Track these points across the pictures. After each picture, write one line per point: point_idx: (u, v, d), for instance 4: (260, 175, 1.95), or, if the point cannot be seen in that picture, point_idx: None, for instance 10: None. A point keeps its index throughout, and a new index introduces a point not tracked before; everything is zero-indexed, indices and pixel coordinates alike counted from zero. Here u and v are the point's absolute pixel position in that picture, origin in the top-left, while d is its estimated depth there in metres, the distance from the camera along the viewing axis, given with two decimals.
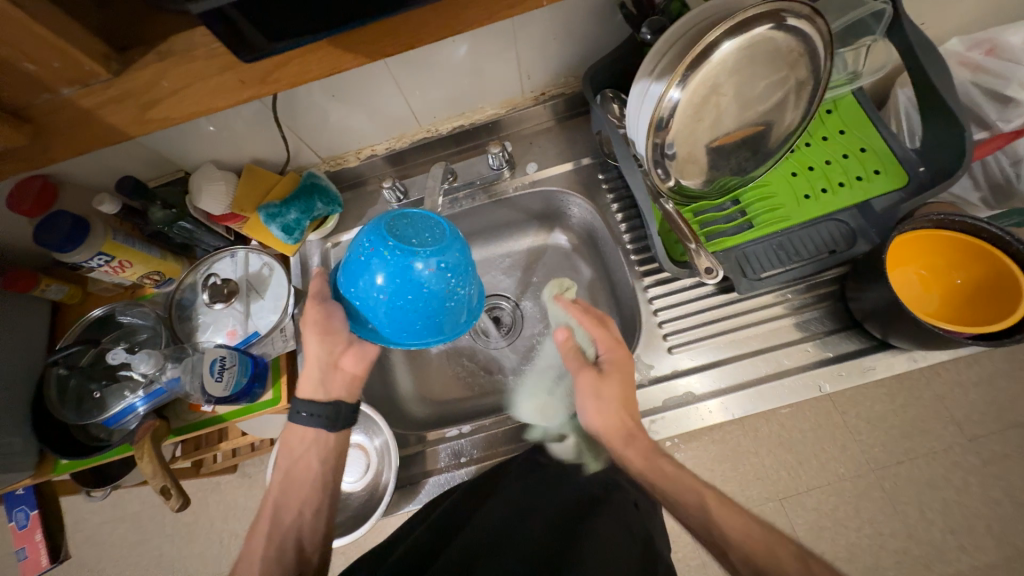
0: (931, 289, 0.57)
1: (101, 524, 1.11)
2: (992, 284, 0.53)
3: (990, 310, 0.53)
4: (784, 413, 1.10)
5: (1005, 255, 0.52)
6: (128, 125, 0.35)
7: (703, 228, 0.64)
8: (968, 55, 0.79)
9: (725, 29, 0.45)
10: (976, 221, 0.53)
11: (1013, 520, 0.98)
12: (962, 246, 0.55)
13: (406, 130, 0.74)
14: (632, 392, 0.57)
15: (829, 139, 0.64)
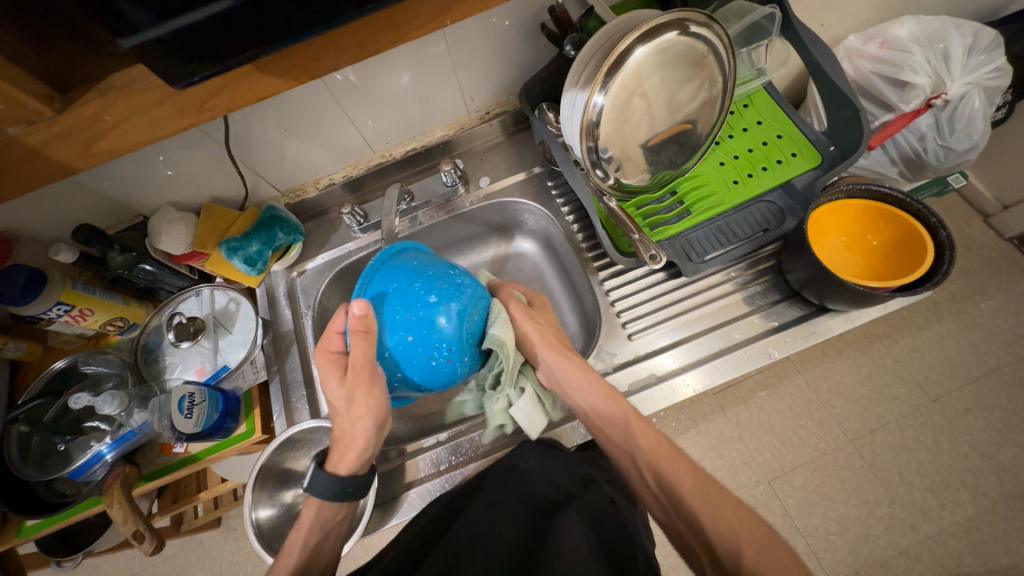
0: (853, 252, 0.63)
1: None
2: (902, 242, 0.59)
3: (904, 264, 0.58)
4: (762, 397, 1.14)
5: (909, 214, 0.58)
6: (74, 159, 0.37)
7: (647, 220, 0.68)
8: (864, 49, 0.89)
9: (635, 37, 0.51)
10: (878, 187, 0.59)
11: (984, 472, 1.03)
12: (873, 212, 0.61)
13: (360, 158, 0.77)
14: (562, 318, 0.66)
15: (751, 129, 0.70)
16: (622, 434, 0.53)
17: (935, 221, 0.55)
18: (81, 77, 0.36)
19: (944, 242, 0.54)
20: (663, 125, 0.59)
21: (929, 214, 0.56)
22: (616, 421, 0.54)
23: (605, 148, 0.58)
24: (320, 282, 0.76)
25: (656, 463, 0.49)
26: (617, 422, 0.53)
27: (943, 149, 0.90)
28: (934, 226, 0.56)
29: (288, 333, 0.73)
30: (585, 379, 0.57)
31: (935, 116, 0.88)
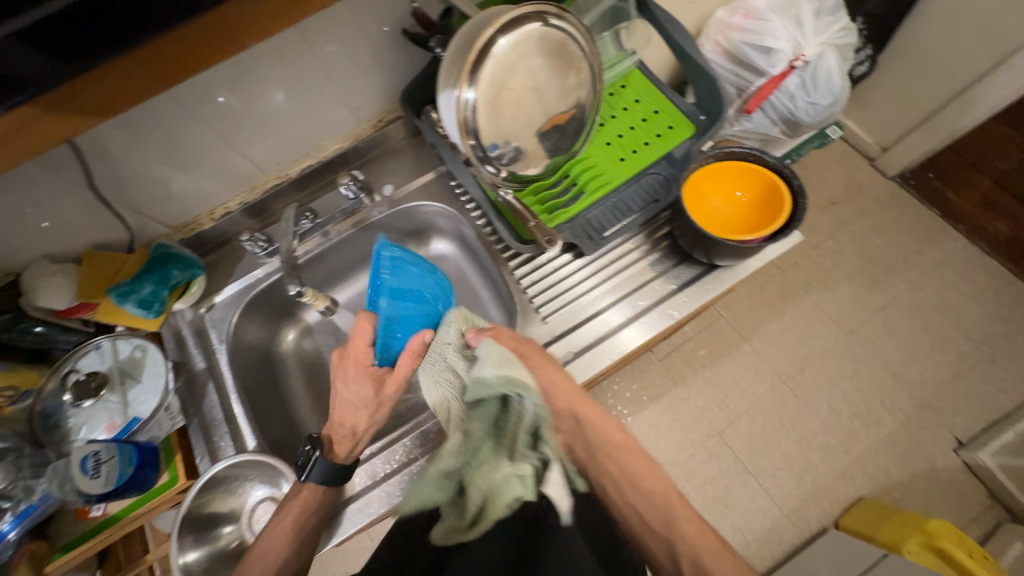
0: (725, 210, 0.67)
1: None
2: (765, 195, 0.64)
3: (769, 212, 0.64)
4: (723, 356, 1.41)
5: (768, 169, 0.63)
6: None
7: (545, 205, 0.70)
8: (732, 21, 0.95)
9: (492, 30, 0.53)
10: (736, 147, 0.64)
11: (893, 389, 1.35)
12: (739, 171, 0.66)
13: (255, 182, 0.75)
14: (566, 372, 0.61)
15: (630, 107, 0.74)
16: (662, 511, 0.59)
17: (788, 171, 0.62)
18: None
19: (797, 190, 0.61)
20: (546, 110, 0.60)
21: (780, 166, 0.62)
22: (653, 492, 0.60)
23: (491, 144, 0.60)
24: (231, 315, 0.73)
25: (699, 557, 0.55)
26: (654, 492, 0.60)
27: (810, 105, 0.99)
28: (788, 176, 0.62)
29: (202, 372, 0.69)
30: (626, 437, 0.63)
31: (800, 76, 0.96)
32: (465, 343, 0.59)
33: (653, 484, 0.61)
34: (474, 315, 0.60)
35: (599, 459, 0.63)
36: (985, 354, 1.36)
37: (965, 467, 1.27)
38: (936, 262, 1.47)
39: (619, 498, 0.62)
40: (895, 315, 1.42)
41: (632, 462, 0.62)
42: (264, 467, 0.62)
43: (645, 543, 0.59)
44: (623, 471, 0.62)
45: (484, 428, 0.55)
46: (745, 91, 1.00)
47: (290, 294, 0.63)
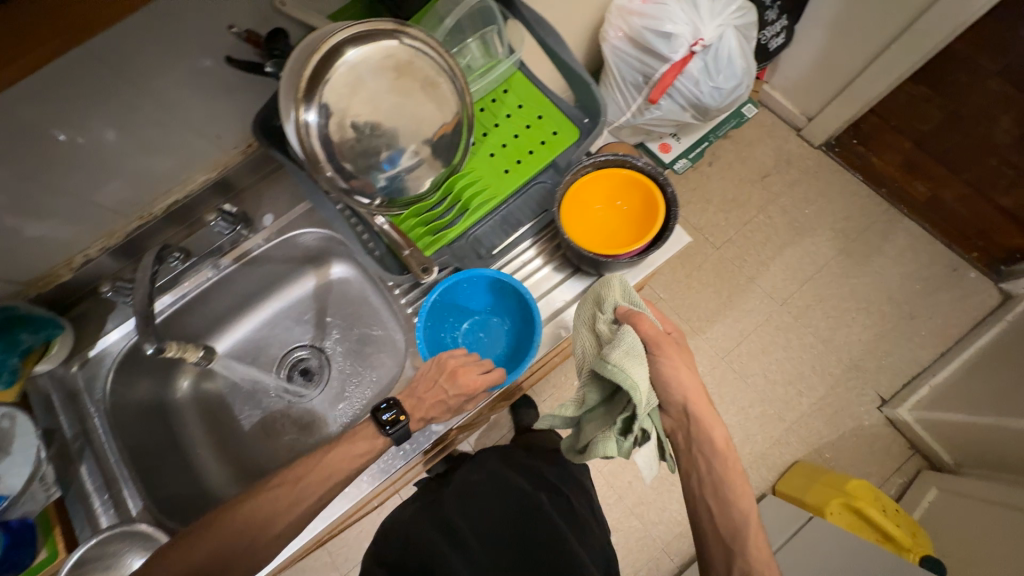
0: (609, 216, 0.67)
1: None
2: (643, 202, 0.65)
3: (646, 217, 0.65)
4: None
5: (645, 175, 0.65)
6: None
7: (428, 227, 0.67)
8: (631, 5, 0.92)
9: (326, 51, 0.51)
10: (609, 154, 0.64)
11: (823, 355, 1.40)
12: (618, 176, 0.66)
13: (113, 226, 0.69)
14: (691, 363, 0.64)
15: (513, 113, 0.70)
16: (736, 521, 0.59)
17: (662, 178, 0.63)
18: None
19: (671, 198, 0.63)
20: (417, 125, 0.56)
21: (655, 173, 0.64)
22: (736, 504, 0.60)
23: (393, 155, 0.57)
24: (105, 370, 0.69)
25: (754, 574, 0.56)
26: (737, 506, 0.59)
27: (714, 90, 0.98)
28: (662, 182, 0.64)
29: (77, 438, 0.65)
30: (728, 449, 0.61)
31: (702, 60, 0.94)
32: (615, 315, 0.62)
33: (733, 499, 0.60)
34: (632, 293, 0.63)
35: (692, 456, 0.63)
36: (906, 313, 1.42)
37: (887, 422, 1.35)
38: (861, 227, 1.50)
39: (696, 494, 0.62)
40: (824, 283, 1.46)
41: (721, 474, 0.60)
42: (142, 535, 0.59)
43: (710, 542, 0.61)
44: (710, 474, 0.61)
45: (599, 395, 0.60)
46: (651, 79, 0.97)
47: (148, 353, 0.58)
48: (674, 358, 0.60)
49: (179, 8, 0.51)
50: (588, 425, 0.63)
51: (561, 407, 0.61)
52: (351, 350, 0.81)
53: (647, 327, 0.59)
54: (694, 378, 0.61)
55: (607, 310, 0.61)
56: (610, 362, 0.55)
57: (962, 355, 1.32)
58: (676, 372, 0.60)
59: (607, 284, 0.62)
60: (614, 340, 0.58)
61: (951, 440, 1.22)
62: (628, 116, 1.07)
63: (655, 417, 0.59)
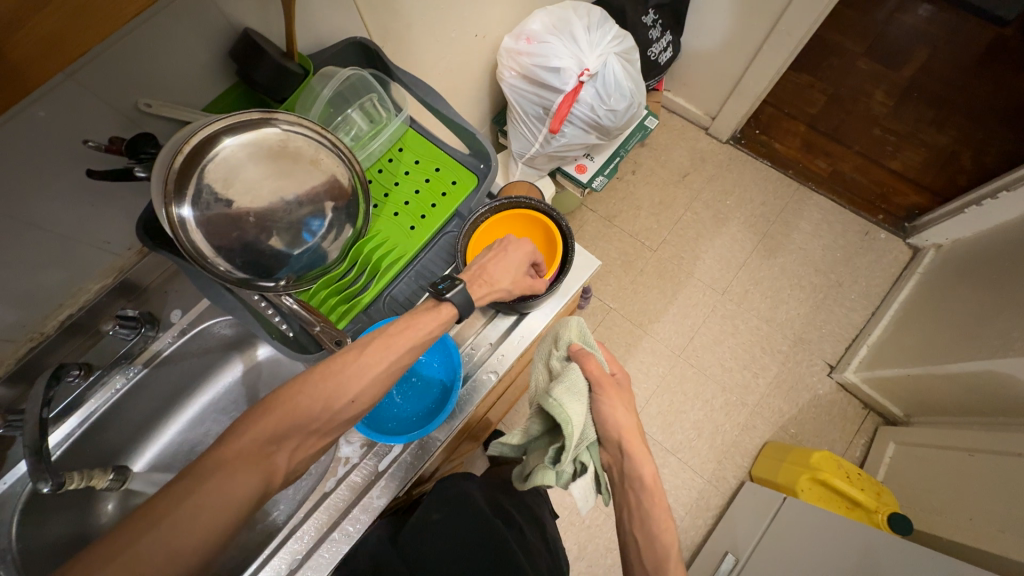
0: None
1: None
2: (543, 239, 0.74)
3: (547, 250, 0.73)
4: (619, 346, 1.47)
5: (541, 212, 0.73)
6: None
7: (340, 296, 0.66)
8: (517, 47, 0.98)
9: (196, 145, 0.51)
10: (501, 200, 0.72)
11: (769, 334, 1.47)
12: (513, 217, 0.75)
13: (1, 354, 0.63)
14: (631, 402, 0.64)
15: (411, 170, 0.72)
16: (656, 551, 0.57)
17: (554, 214, 0.71)
18: None
19: (565, 230, 0.71)
20: (311, 196, 0.55)
21: (549, 210, 0.72)
22: (659, 537, 0.57)
23: (314, 222, 0.56)
24: (9, 515, 0.62)
25: None
26: (659, 540, 0.57)
27: (610, 112, 1.04)
28: (557, 218, 0.72)
29: None
30: (656, 486, 0.59)
31: (592, 87, 1.00)
32: (567, 354, 0.64)
33: (655, 534, 0.57)
34: (587, 333, 0.65)
35: (623, 489, 0.61)
36: (833, 281, 1.52)
37: (839, 387, 1.42)
38: (779, 208, 1.60)
39: (624, 527, 0.60)
40: (757, 266, 1.54)
41: (649, 509, 0.58)
42: None
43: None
44: (639, 507, 0.59)
45: (541, 426, 0.61)
46: (550, 110, 1.02)
47: (45, 492, 0.55)
48: (613, 399, 0.61)
49: (33, 127, 0.49)
50: (533, 454, 0.63)
51: (507, 436, 0.62)
52: None
53: (592, 368, 0.61)
54: (628, 417, 0.61)
55: (561, 347, 0.64)
56: (551, 396, 0.56)
57: (889, 311, 1.42)
58: (613, 410, 0.61)
59: (564, 323, 0.66)
60: (560, 376, 0.59)
61: (896, 394, 1.29)
62: (536, 147, 1.10)
63: (592, 450, 0.60)
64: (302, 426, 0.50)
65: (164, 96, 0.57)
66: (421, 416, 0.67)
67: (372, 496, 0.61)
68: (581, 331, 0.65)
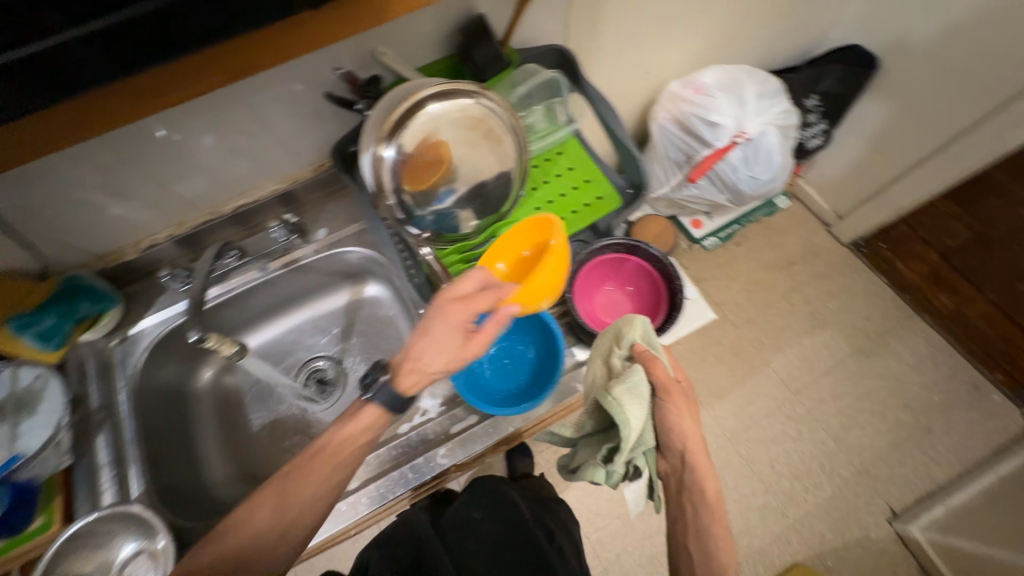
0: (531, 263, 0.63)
1: None
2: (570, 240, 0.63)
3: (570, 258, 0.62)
4: None
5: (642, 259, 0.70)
6: None
7: (468, 265, 0.71)
8: (682, 92, 1.00)
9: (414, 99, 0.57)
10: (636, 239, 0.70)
11: (836, 454, 1.36)
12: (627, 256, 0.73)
13: (185, 217, 0.74)
14: (694, 408, 0.63)
15: (563, 174, 0.76)
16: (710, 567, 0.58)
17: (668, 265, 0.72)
18: None
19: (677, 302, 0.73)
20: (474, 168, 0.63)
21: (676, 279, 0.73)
22: (714, 553, 0.58)
23: (445, 193, 0.63)
24: (141, 349, 0.72)
25: None
26: (714, 555, 0.58)
27: (751, 179, 1.04)
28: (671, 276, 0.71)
29: (99, 410, 0.67)
30: (713, 496, 0.61)
31: (742, 151, 1.01)
32: (630, 353, 0.61)
33: (712, 549, 0.59)
34: (651, 335, 0.63)
35: (679, 499, 0.62)
36: (923, 424, 1.38)
37: (896, 538, 1.28)
38: (883, 329, 1.50)
39: (678, 539, 0.61)
40: (841, 379, 1.44)
41: (704, 526, 0.60)
42: (121, 522, 0.58)
43: None
44: (696, 522, 0.61)
45: (596, 423, 0.61)
46: (692, 159, 1.04)
47: (191, 339, 0.65)
48: (680, 407, 0.60)
49: None
50: (582, 450, 0.63)
51: (560, 426, 0.64)
52: (370, 364, 0.83)
53: (657, 372, 0.59)
54: (689, 426, 0.61)
55: (623, 347, 0.61)
56: (611, 394, 0.55)
57: (980, 481, 1.28)
58: (676, 416, 0.60)
59: (626, 321, 0.63)
60: (622, 376, 0.58)
61: (963, 566, 1.17)
62: (666, 189, 1.13)
63: (646, 451, 0.59)
64: (289, 505, 0.54)
65: (397, 49, 0.65)
66: (505, 397, 0.68)
67: (438, 453, 0.64)
68: (646, 331, 0.63)
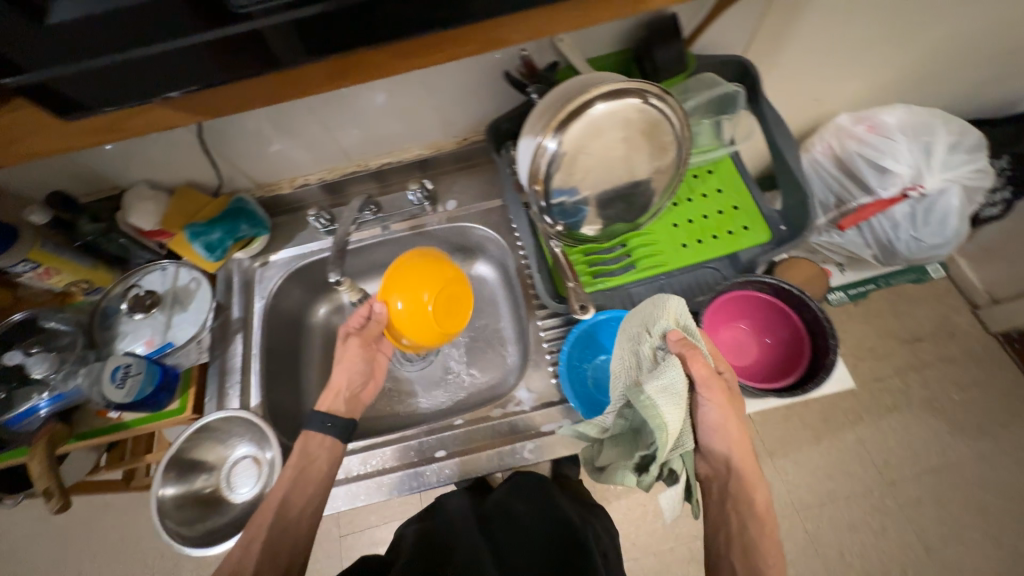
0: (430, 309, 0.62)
1: (93, 518, 1.27)
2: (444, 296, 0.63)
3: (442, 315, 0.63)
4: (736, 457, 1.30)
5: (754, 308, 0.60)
6: (19, 148, 0.39)
7: (591, 268, 0.69)
8: (852, 128, 0.90)
9: (592, 94, 0.54)
10: (775, 284, 0.60)
11: (923, 563, 1.19)
12: (760, 296, 0.62)
13: (336, 164, 0.80)
14: (743, 405, 0.54)
15: (710, 195, 0.71)
16: None
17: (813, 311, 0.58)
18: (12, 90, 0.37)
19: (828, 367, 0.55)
20: (629, 170, 0.60)
21: (830, 336, 0.56)
22: None
23: (558, 188, 0.59)
24: (277, 276, 0.79)
25: None
26: None
27: (914, 240, 0.91)
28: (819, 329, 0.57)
29: (236, 321, 0.75)
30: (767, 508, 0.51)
31: (911, 206, 0.89)
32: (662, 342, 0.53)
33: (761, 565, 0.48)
34: (687, 318, 0.54)
35: (723, 511, 0.53)
36: None
37: None
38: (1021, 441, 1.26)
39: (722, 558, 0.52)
40: (951, 482, 1.24)
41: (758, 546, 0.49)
42: (245, 423, 0.65)
43: None
44: (742, 537, 0.50)
45: (623, 421, 0.54)
46: (845, 204, 0.94)
47: (329, 279, 0.68)
48: (724, 405, 0.52)
49: None
50: (608, 450, 0.56)
51: (584, 426, 0.56)
52: (465, 336, 0.83)
53: (695, 364, 0.51)
54: (739, 431, 0.52)
55: (655, 334, 0.54)
56: (641, 393, 0.48)
57: None
58: (723, 416, 0.52)
59: (658, 305, 0.55)
60: (655, 369, 0.51)
61: None
62: None
63: (684, 452, 0.52)
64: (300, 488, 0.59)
65: (577, 37, 0.64)
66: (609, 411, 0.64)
67: (525, 447, 0.64)
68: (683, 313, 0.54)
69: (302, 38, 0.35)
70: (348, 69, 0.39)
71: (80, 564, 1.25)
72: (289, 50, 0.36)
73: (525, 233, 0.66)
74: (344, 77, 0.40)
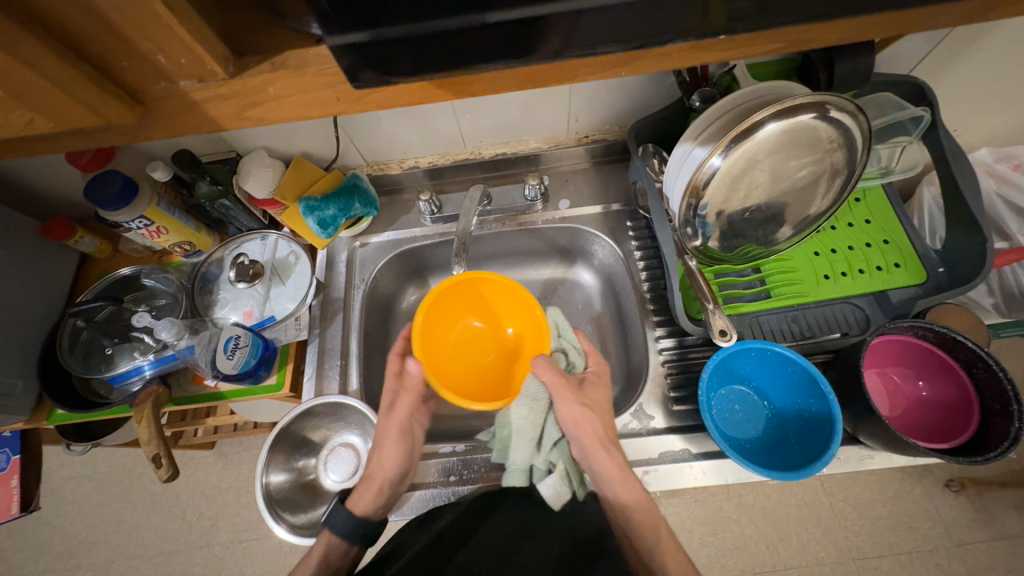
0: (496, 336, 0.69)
1: (133, 469, 1.28)
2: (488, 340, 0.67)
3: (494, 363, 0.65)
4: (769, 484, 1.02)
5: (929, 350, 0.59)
6: (227, 119, 0.35)
7: (721, 290, 0.65)
8: (995, 167, 0.84)
9: (772, 110, 0.46)
10: (949, 333, 0.57)
11: None
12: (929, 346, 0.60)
13: (451, 149, 0.76)
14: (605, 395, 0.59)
15: (857, 225, 0.66)
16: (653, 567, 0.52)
17: (998, 372, 0.53)
18: (257, 46, 0.34)
19: (1012, 436, 0.50)
20: (775, 191, 0.55)
21: (1014, 400, 0.51)
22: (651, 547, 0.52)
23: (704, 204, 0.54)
24: (379, 258, 0.77)
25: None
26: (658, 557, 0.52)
27: None
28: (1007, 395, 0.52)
29: (338, 300, 0.73)
30: (628, 483, 0.54)
31: None
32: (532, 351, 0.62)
33: (631, 514, 0.54)
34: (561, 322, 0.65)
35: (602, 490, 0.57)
36: None
37: None
38: None
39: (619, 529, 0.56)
40: None
41: (629, 504, 0.54)
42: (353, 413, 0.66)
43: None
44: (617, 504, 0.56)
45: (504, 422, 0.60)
46: None
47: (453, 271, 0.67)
48: (570, 402, 0.56)
49: None
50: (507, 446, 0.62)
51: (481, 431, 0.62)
52: None
53: (545, 373, 0.56)
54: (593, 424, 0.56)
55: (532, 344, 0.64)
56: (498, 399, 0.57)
57: None
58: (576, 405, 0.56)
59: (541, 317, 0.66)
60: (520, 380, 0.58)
61: None
62: None
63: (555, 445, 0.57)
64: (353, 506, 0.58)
65: None
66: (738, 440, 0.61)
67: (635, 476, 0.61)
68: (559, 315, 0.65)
69: (413, 58, 0.32)
70: (632, 62, 0.35)
71: (114, 512, 1.25)
72: (401, 69, 0.32)
73: (664, 247, 0.60)
74: (464, 91, 0.36)
